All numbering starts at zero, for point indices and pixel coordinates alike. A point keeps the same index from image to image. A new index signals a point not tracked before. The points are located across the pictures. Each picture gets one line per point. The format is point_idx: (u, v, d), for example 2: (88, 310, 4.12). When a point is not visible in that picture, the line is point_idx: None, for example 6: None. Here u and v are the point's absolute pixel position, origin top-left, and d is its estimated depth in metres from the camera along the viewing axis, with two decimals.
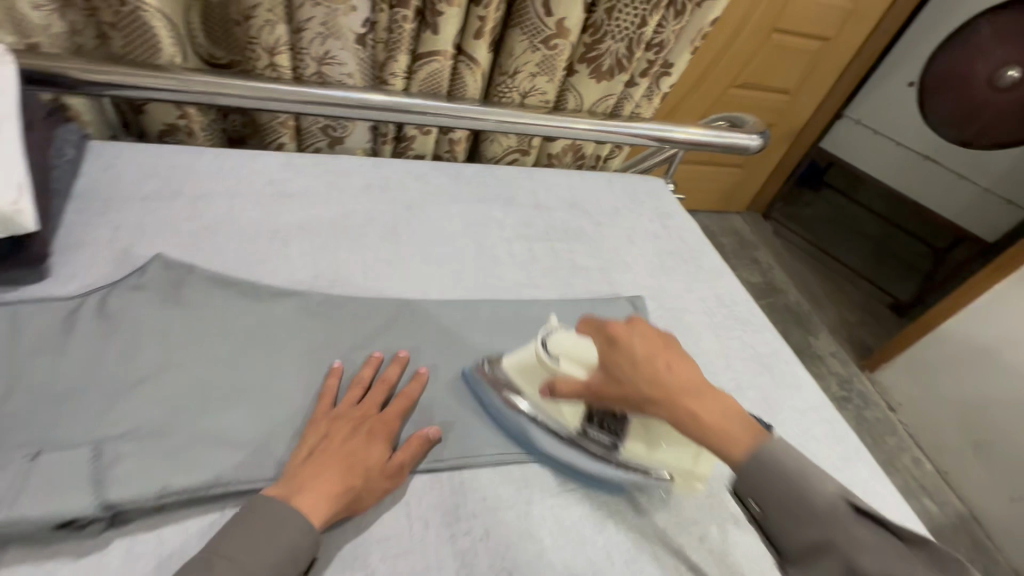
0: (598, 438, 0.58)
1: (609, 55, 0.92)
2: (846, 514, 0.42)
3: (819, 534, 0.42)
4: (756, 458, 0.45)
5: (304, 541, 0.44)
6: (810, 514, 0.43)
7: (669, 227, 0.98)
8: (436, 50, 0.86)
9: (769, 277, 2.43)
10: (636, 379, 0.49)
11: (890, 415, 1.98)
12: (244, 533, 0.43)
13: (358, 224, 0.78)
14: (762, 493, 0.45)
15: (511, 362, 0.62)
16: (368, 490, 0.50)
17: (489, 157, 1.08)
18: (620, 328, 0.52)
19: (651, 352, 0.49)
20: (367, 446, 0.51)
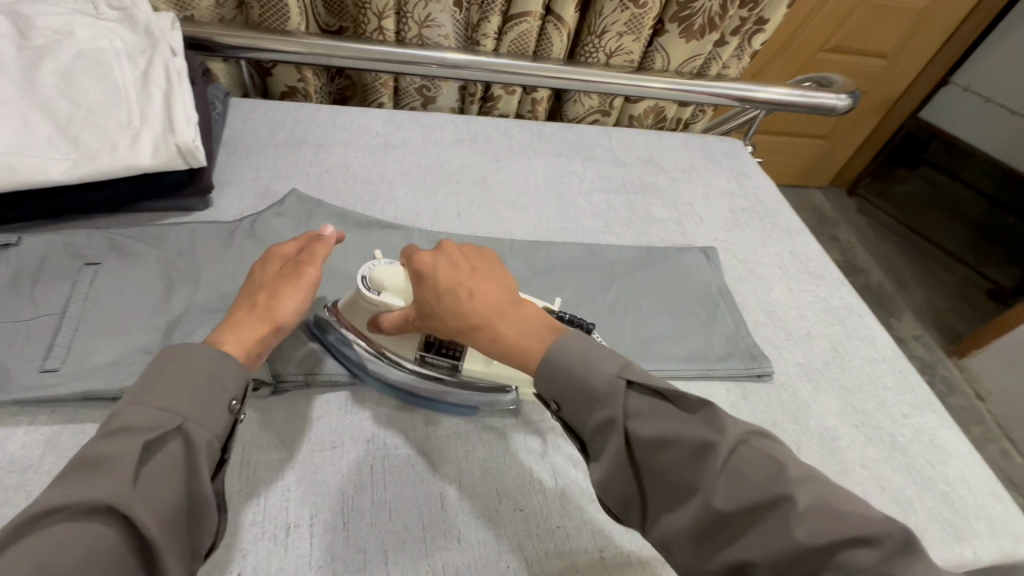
0: (437, 362, 0.57)
1: (702, 14, 0.94)
2: (624, 390, 0.45)
3: (607, 414, 0.44)
4: (547, 360, 0.47)
5: (218, 366, 0.45)
6: (593, 400, 0.45)
7: (745, 186, 0.99)
8: (527, 11, 0.91)
9: (849, 256, 2.32)
10: (438, 302, 0.51)
11: (976, 404, 1.86)
12: (152, 382, 0.43)
13: (452, 173, 0.87)
14: (560, 389, 0.46)
15: (344, 305, 0.59)
16: (275, 304, 0.52)
17: (570, 117, 1.13)
18: (422, 258, 0.52)
19: (452, 284, 0.51)
20: (264, 269, 0.55)
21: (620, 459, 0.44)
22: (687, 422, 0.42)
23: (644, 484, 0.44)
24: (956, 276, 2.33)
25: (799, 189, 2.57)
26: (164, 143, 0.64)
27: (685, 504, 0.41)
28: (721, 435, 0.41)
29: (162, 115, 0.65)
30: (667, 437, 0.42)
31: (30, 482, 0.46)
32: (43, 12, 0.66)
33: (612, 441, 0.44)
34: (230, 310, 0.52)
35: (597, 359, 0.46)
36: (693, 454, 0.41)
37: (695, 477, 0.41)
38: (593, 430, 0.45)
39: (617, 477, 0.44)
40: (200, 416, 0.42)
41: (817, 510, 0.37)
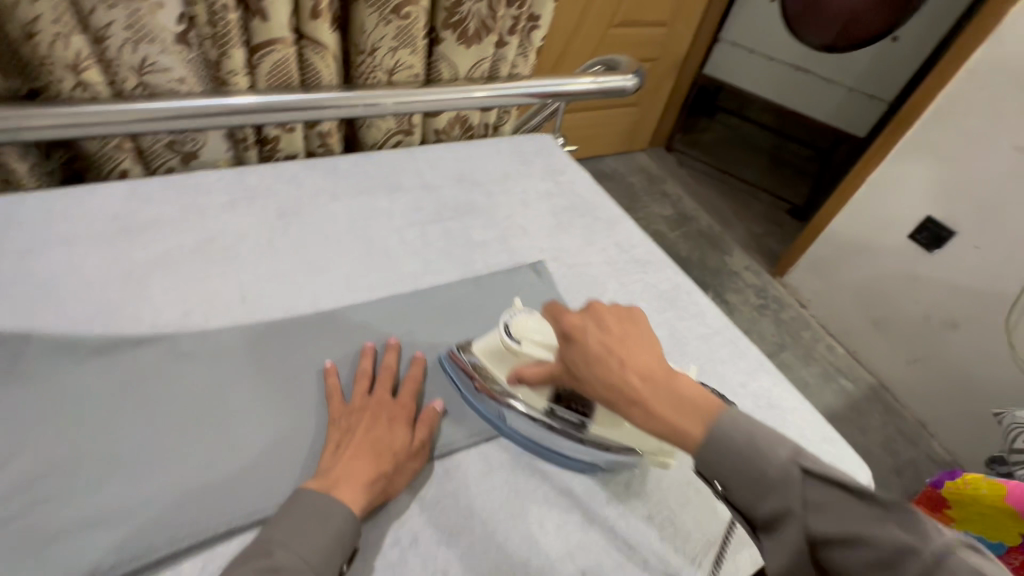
0: (567, 417, 0.60)
1: (473, 18, 0.88)
2: (772, 470, 0.41)
3: (783, 504, 0.41)
4: (715, 439, 0.43)
5: (346, 528, 0.49)
6: (765, 487, 0.42)
7: (562, 183, 0.98)
8: (274, 38, 0.78)
9: (679, 207, 2.54)
10: (597, 362, 0.47)
11: (802, 312, 2.12)
12: (292, 523, 0.48)
13: (228, 245, 0.72)
14: (723, 473, 0.43)
15: (481, 346, 0.64)
16: (397, 474, 0.55)
17: (370, 144, 1.02)
18: (574, 319, 0.50)
19: (605, 348, 0.47)
20: (389, 431, 0.56)
21: (799, 549, 0.41)
22: (871, 519, 0.39)
23: (772, 539, 0.42)
24: (764, 204, 2.67)
25: (626, 155, 2.75)
26: None
27: (814, 559, 0.41)
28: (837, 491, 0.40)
29: None
30: (788, 500, 0.41)
31: None
32: None
33: (788, 533, 0.41)
34: (341, 452, 0.54)
35: (763, 449, 0.42)
36: (882, 557, 0.38)
37: (820, 535, 0.40)
38: (766, 519, 0.42)
39: (753, 522, 0.43)
40: (325, 570, 0.47)
41: (916, 548, 0.37)
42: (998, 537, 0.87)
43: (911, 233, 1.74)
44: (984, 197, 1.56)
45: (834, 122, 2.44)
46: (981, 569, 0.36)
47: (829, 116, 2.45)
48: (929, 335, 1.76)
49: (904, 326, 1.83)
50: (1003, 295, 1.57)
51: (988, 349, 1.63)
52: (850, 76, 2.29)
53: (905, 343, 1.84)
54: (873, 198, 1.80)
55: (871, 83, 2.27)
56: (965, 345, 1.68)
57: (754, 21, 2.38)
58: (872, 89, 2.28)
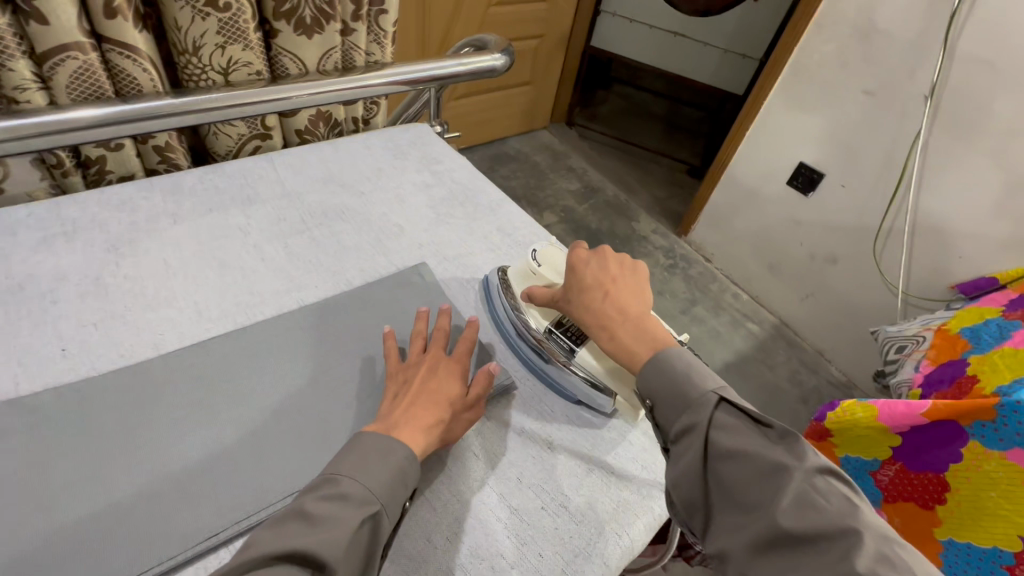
0: (562, 342, 0.63)
1: (306, 6, 0.81)
2: (716, 407, 0.48)
3: (690, 419, 0.48)
4: (658, 363, 0.52)
5: (409, 469, 0.48)
6: (686, 406, 0.49)
7: (438, 173, 0.94)
8: (65, 43, 0.67)
9: (586, 180, 2.58)
10: (587, 296, 0.58)
11: (708, 266, 2.24)
12: (359, 454, 0.47)
13: (42, 290, 0.62)
14: (654, 387, 0.51)
15: (512, 272, 0.69)
16: (454, 422, 0.55)
17: (222, 153, 0.92)
18: (581, 258, 0.60)
19: (596, 282, 0.59)
20: (443, 385, 0.55)
21: (694, 463, 0.46)
22: (767, 445, 0.45)
23: (711, 495, 0.46)
24: (664, 168, 2.78)
25: (528, 134, 2.75)
26: None
27: (747, 522, 0.43)
28: (804, 466, 0.43)
29: None
30: (742, 450, 0.45)
31: None
32: None
33: (692, 446, 0.47)
34: (407, 396, 0.54)
35: (697, 375, 0.51)
36: (767, 471, 0.44)
37: (760, 495, 0.43)
38: (677, 433, 0.49)
39: (686, 472, 0.47)
40: (390, 505, 0.46)
41: (883, 557, 0.38)
42: (873, 454, 0.97)
43: (789, 180, 1.87)
44: (843, 141, 1.69)
45: (714, 82, 2.56)
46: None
47: (709, 77, 2.56)
48: (815, 273, 1.92)
49: (794, 267, 1.98)
50: (869, 228, 1.73)
51: (863, 278, 1.79)
52: (722, 37, 2.40)
53: (797, 282, 1.99)
54: (753, 152, 1.92)
55: (741, 42, 2.39)
56: (845, 277, 1.84)
57: None
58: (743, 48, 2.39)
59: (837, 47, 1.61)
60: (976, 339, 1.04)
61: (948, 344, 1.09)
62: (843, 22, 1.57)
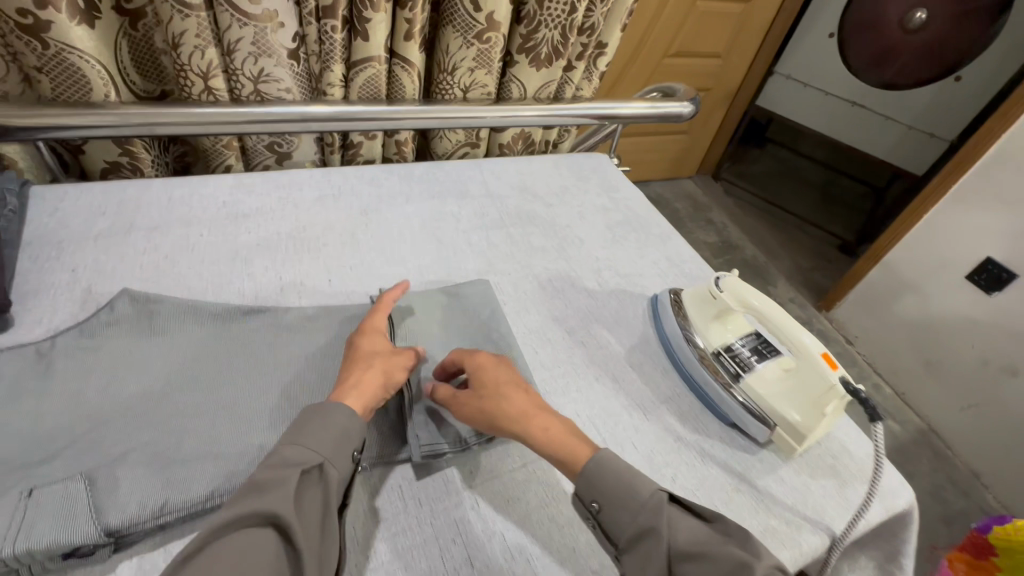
0: (727, 365, 0.68)
1: (546, 43, 0.96)
2: (666, 508, 0.49)
3: (644, 522, 0.49)
4: (597, 462, 0.52)
5: (352, 423, 0.51)
6: (638, 506, 0.50)
7: (616, 199, 1.03)
8: (370, 56, 0.88)
9: (725, 235, 2.54)
10: (477, 397, 0.57)
11: (848, 348, 2.07)
12: (300, 429, 0.50)
13: (316, 235, 0.81)
14: (599, 490, 0.51)
15: (688, 293, 0.75)
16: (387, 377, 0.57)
17: (440, 154, 1.10)
18: (478, 357, 0.61)
19: (512, 378, 0.59)
20: (373, 354, 0.59)
21: (660, 568, 0.46)
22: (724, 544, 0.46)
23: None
24: (813, 238, 2.63)
25: (672, 181, 2.78)
26: None
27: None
28: (758, 559, 0.45)
29: None
30: (702, 550, 0.46)
31: None
32: None
33: (653, 549, 0.47)
34: (347, 371, 0.57)
35: (638, 479, 0.51)
36: (734, 570, 0.44)
37: None
38: (631, 537, 0.49)
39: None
40: (335, 459, 0.49)
41: None
42: None
43: (969, 273, 1.69)
44: None
45: (890, 158, 2.40)
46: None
47: (884, 152, 2.40)
48: (985, 381, 1.70)
49: (958, 370, 1.76)
50: None
51: None
52: (909, 113, 2.25)
53: (960, 388, 1.77)
54: (931, 235, 1.77)
55: (931, 120, 2.22)
56: None
57: (812, 56, 2.38)
58: (931, 127, 2.22)
59: None
60: None
61: None
62: None
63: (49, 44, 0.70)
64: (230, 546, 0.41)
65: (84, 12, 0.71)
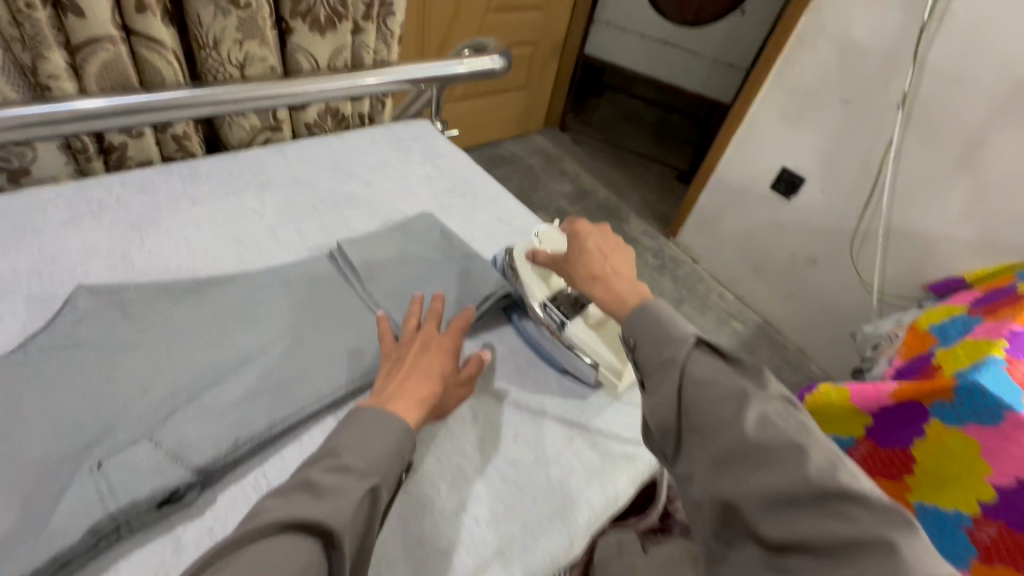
0: (555, 314, 0.69)
1: (322, 6, 0.87)
2: (692, 346, 0.53)
3: (661, 348, 0.54)
4: (643, 309, 0.57)
5: (406, 441, 0.52)
6: (660, 335, 0.55)
7: (440, 165, 1.00)
8: (98, 35, 0.72)
9: (578, 183, 2.65)
10: (585, 257, 0.65)
11: (694, 266, 2.31)
12: (360, 429, 0.51)
13: (74, 263, 0.67)
14: (634, 325, 0.56)
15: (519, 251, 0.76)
16: (446, 397, 0.59)
17: (235, 143, 0.97)
18: (585, 228, 0.68)
19: (599, 247, 0.66)
20: (439, 359, 0.60)
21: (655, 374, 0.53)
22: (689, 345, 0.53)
23: (684, 417, 0.50)
24: (654, 173, 2.86)
25: (522, 138, 2.82)
26: None
27: (717, 438, 0.47)
28: (764, 392, 0.49)
29: None
30: (670, 352, 0.53)
31: None
32: None
33: (648, 356, 0.55)
34: (404, 374, 0.57)
35: (671, 318, 0.56)
36: (691, 366, 0.52)
37: (688, 386, 0.51)
38: (647, 358, 0.55)
39: (662, 400, 0.51)
40: (388, 479, 0.50)
41: (764, 421, 0.46)
42: (849, 433, 1.06)
43: (773, 183, 1.95)
44: (825, 148, 1.77)
45: (704, 90, 2.65)
46: (828, 461, 0.42)
47: (698, 85, 2.64)
48: (796, 273, 2.00)
49: (777, 268, 2.05)
50: (848, 230, 1.81)
51: (842, 278, 1.87)
52: (710, 47, 2.49)
53: (780, 283, 2.07)
54: (742, 155, 1.99)
55: (728, 52, 2.48)
56: (825, 277, 1.92)
57: (623, 2, 2.50)
58: (729, 59, 2.49)
59: (818, 57, 1.69)
60: (942, 334, 1.12)
61: (919, 340, 1.16)
62: (823, 35, 1.66)
63: None
64: (271, 556, 0.41)
65: None
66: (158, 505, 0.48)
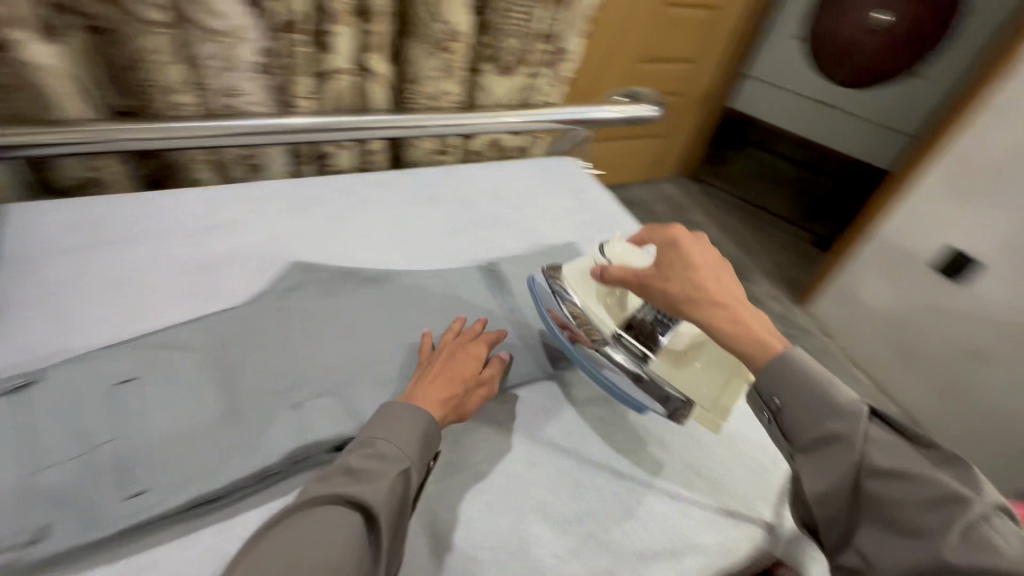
0: (631, 349, 0.68)
1: (510, 53, 0.99)
2: (866, 420, 0.50)
3: (826, 424, 0.50)
4: (785, 360, 0.52)
5: (429, 433, 0.55)
6: (819, 408, 0.51)
7: (585, 201, 1.06)
8: (337, 68, 0.90)
9: (703, 235, 2.58)
10: (691, 272, 0.58)
11: (826, 340, 2.11)
12: (390, 422, 0.54)
13: (289, 243, 0.82)
14: (783, 389, 0.52)
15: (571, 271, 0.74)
16: (469, 397, 0.63)
17: (412, 161, 1.13)
18: (686, 238, 0.61)
19: (707, 261, 0.58)
20: (461, 363, 0.64)
21: (834, 463, 0.49)
22: (867, 424, 0.49)
23: (862, 507, 0.48)
24: (789, 235, 2.69)
25: (651, 184, 2.82)
26: None
27: (907, 542, 0.45)
28: (978, 495, 0.44)
29: None
30: (839, 429, 0.50)
31: None
32: None
33: (815, 434, 0.51)
34: (425, 378, 0.61)
35: (828, 385, 0.51)
36: (881, 450, 0.48)
37: (876, 475, 0.47)
38: (808, 435, 0.51)
39: (831, 485, 0.49)
40: (418, 464, 0.53)
41: (970, 535, 0.42)
42: None
43: (933, 264, 1.76)
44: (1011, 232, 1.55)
45: (860, 154, 2.47)
46: None
47: (855, 149, 2.48)
48: (956, 368, 1.74)
49: (930, 358, 1.80)
50: None
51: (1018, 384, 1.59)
52: (872, 109, 2.32)
53: (933, 376, 1.81)
54: (904, 227, 1.82)
55: (895, 116, 2.29)
56: (994, 379, 1.64)
57: (780, 59, 2.45)
58: (894, 122, 2.29)
59: (1015, 132, 1.51)
60: None
61: None
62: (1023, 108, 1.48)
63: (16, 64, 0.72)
64: (310, 523, 0.45)
65: (48, 27, 0.71)
66: (334, 449, 0.58)
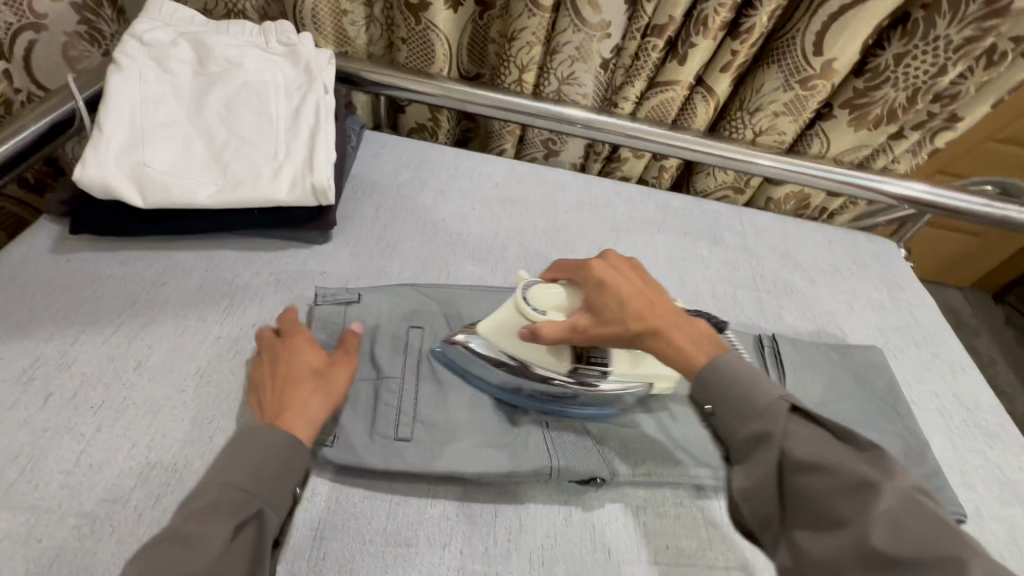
0: (590, 372, 0.59)
1: (882, 104, 0.82)
2: (788, 415, 0.44)
3: (760, 426, 0.44)
4: (718, 367, 0.48)
5: (292, 448, 0.46)
6: (752, 410, 0.44)
7: (902, 303, 0.85)
8: (675, 79, 0.85)
9: (990, 374, 1.97)
10: (643, 304, 0.52)
11: None
12: (240, 456, 0.44)
13: (568, 239, 0.83)
14: (712, 392, 0.47)
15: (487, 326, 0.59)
16: (331, 381, 0.53)
17: (698, 190, 1.05)
18: (598, 264, 0.55)
19: (634, 294, 0.53)
20: (296, 358, 0.54)
21: (767, 473, 0.42)
22: (847, 456, 0.41)
23: (797, 514, 0.41)
24: None
25: (933, 286, 2.24)
26: (301, 180, 0.65)
27: (835, 534, 0.38)
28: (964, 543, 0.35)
29: (304, 153, 0.67)
30: (820, 460, 0.40)
31: (116, 516, 0.47)
32: (221, 42, 0.70)
33: (762, 456, 0.43)
34: (275, 390, 0.51)
35: (762, 380, 0.46)
36: (856, 487, 0.39)
37: (850, 508, 0.38)
38: (743, 441, 0.44)
39: (766, 491, 0.42)
40: (276, 500, 0.44)
41: None
42: None
43: None
44: None
45: None
46: None
47: None
48: None
49: None
50: None
51: None
52: None
53: None
54: None
55: None
56: None
57: None
58: None
59: None
60: None
61: None
62: None
63: (421, 22, 0.84)
64: None
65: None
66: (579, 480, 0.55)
